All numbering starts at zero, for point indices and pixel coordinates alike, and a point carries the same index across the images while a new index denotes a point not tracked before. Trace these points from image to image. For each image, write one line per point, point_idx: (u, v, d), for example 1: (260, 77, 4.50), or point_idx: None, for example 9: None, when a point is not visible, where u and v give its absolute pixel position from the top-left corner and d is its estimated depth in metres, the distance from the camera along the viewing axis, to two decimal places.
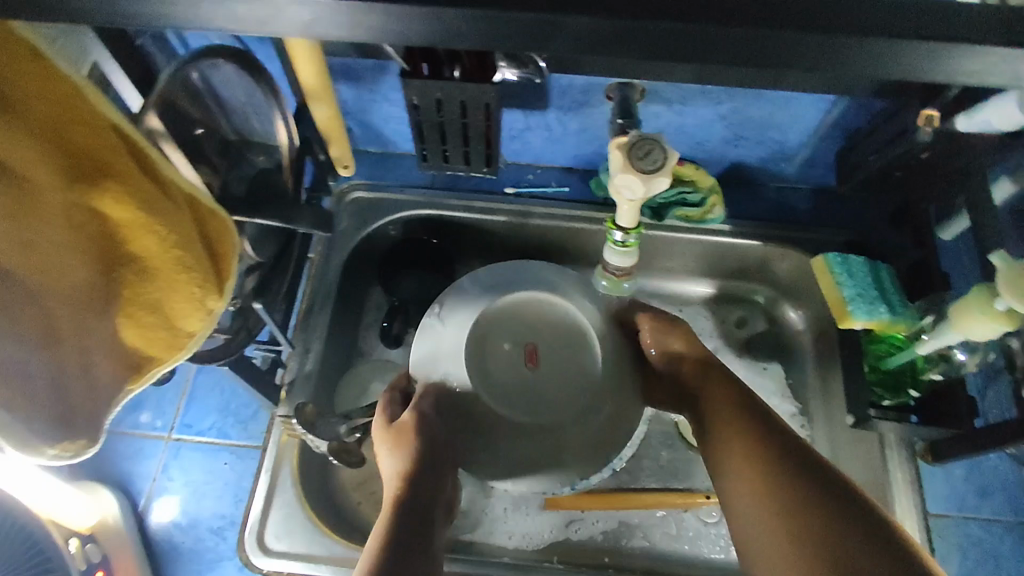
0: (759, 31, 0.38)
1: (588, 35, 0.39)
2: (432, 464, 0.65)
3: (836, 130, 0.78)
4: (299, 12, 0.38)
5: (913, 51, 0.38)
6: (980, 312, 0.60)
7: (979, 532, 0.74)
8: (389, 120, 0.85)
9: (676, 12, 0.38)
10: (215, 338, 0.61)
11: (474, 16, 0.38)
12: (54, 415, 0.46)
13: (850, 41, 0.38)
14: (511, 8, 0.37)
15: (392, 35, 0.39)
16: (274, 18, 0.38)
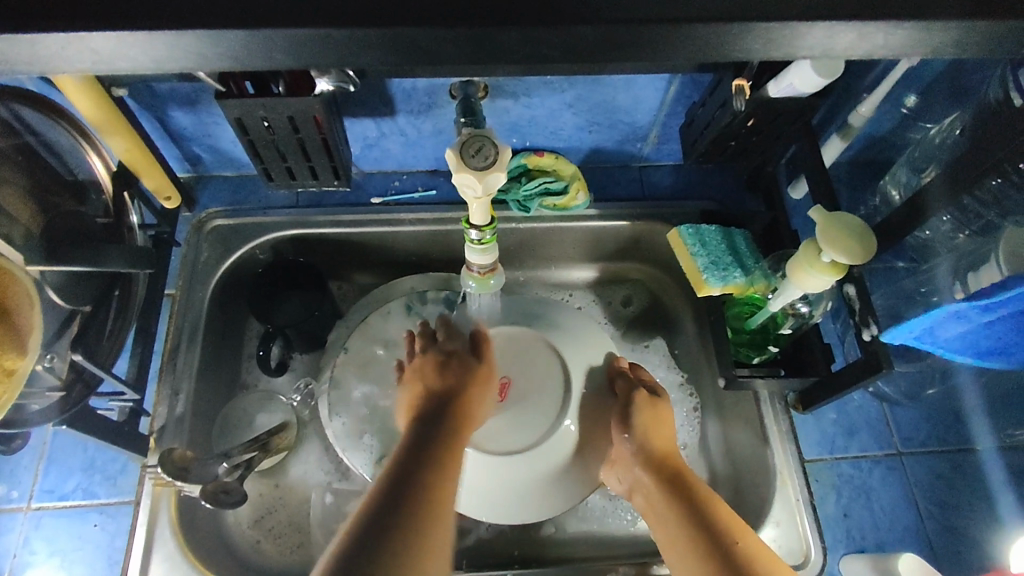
0: (507, 27, 0.38)
1: (342, 43, 0.38)
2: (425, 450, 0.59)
3: (677, 106, 0.81)
4: (23, 48, 0.36)
5: (659, 32, 0.39)
6: (809, 266, 0.64)
7: (851, 470, 0.78)
8: (236, 142, 0.81)
9: (427, 16, 0.38)
10: (47, 398, 0.57)
11: (215, 35, 0.37)
12: None
13: (595, 26, 0.39)
14: (252, 26, 0.37)
15: (138, 62, 0.38)
16: (2, 53, 0.36)
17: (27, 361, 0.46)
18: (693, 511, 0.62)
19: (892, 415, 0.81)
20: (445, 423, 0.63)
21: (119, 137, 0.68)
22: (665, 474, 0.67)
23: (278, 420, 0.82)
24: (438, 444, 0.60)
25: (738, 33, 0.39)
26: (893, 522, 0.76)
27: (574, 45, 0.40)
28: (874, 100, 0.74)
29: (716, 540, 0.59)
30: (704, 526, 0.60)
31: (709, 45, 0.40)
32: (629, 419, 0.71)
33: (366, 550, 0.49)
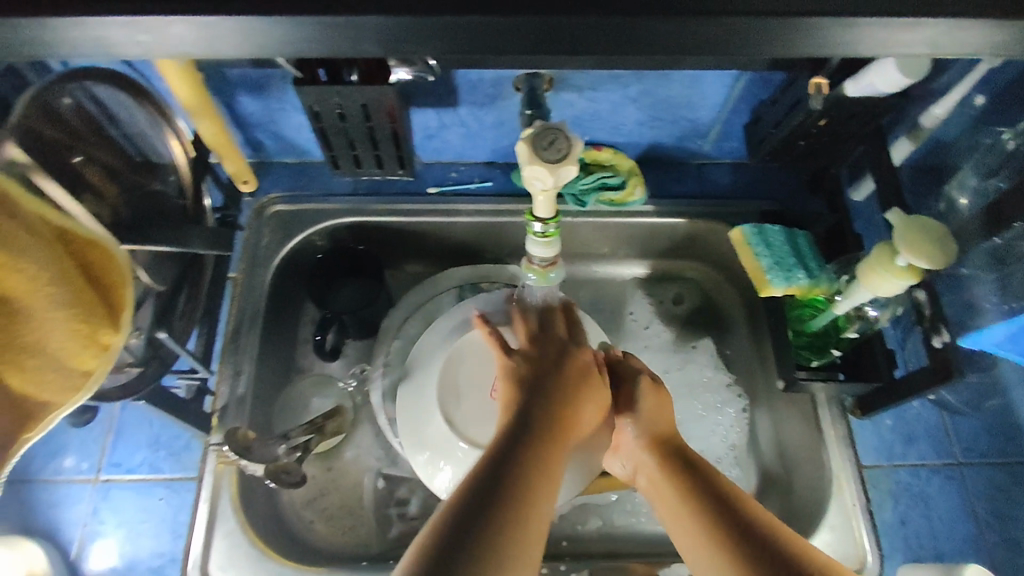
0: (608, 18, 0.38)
1: (446, 31, 0.38)
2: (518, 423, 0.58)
3: (743, 103, 0.80)
4: (136, 31, 0.36)
5: (759, 27, 0.39)
6: (882, 268, 0.63)
7: (909, 478, 0.77)
8: (300, 129, 0.82)
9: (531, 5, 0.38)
10: (127, 372, 0.59)
11: (323, 20, 0.37)
12: None
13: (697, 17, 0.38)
14: (359, 11, 0.37)
15: (245, 47, 0.38)
16: (121, 34, 0.36)
17: (122, 337, 0.48)
18: (706, 485, 0.58)
19: (954, 425, 0.79)
20: (550, 403, 0.61)
21: (207, 121, 0.69)
22: (667, 451, 0.63)
23: (331, 403, 0.86)
24: (538, 433, 0.57)
25: (844, 27, 0.39)
26: (952, 533, 0.74)
27: (679, 37, 0.40)
28: (950, 102, 0.72)
29: (728, 510, 0.55)
30: (711, 495, 0.57)
31: (813, 38, 0.40)
32: (634, 404, 0.69)
33: (465, 533, 0.46)
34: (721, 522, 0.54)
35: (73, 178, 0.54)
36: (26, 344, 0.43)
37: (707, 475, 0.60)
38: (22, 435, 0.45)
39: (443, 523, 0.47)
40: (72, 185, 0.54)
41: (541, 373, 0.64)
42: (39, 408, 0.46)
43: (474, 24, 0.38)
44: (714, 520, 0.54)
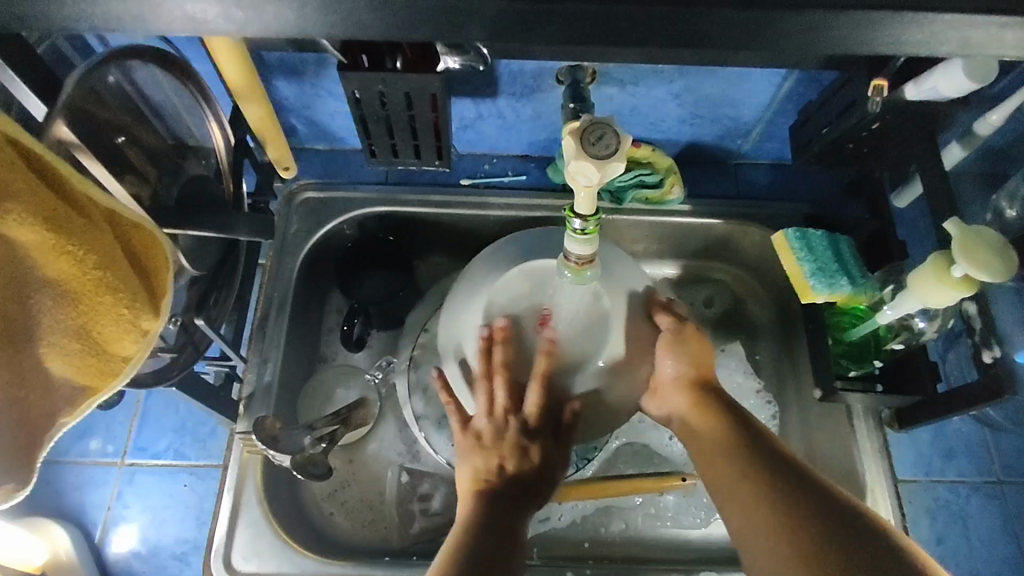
0: (687, 9, 0.36)
1: (515, 20, 0.36)
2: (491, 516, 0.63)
3: (790, 103, 0.77)
4: (190, 9, 0.35)
5: (849, 25, 0.36)
6: (937, 279, 0.61)
7: (946, 495, 0.75)
8: (334, 115, 0.80)
9: None
10: (161, 357, 0.58)
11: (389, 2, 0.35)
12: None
13: (784, 14, 0.36)
14: None
15: (305, 31, 0.36)
16: (180, 11, 0.35)
17: (159, 323, 0.46)
18: (749, 439, 0.65)
19: (994, 442, 0.77)
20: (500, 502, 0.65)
21: (255, 104, 0.70)
22: (710, 396, 0.70)
23: (355, 395, 0.83)
24: (502, 519, 0.64)
25: (954, 28, 0.36)
26: (989, 552, 0.73)
27: (769, 30, 0.37)
28: (1008, 108, 0.70)
29: (752, 441, 0.65)
30: (747, 437, 0.65)
31: (920, 40, 0.37)
32: (675, 350, 0.70)
33: None
34: (768, 470, 0.61)
35: (115, 157, 0.52)
36: (68, 327, 0.42)
37: (734, 408, 0.69)
38: (60, 418, 0.45)
39: None
40: (116, 166, 0.53)
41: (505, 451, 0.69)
42: (76, 391, 0.45)
43: (547, 11, 0.36)
44: (733, 441, 0.65)
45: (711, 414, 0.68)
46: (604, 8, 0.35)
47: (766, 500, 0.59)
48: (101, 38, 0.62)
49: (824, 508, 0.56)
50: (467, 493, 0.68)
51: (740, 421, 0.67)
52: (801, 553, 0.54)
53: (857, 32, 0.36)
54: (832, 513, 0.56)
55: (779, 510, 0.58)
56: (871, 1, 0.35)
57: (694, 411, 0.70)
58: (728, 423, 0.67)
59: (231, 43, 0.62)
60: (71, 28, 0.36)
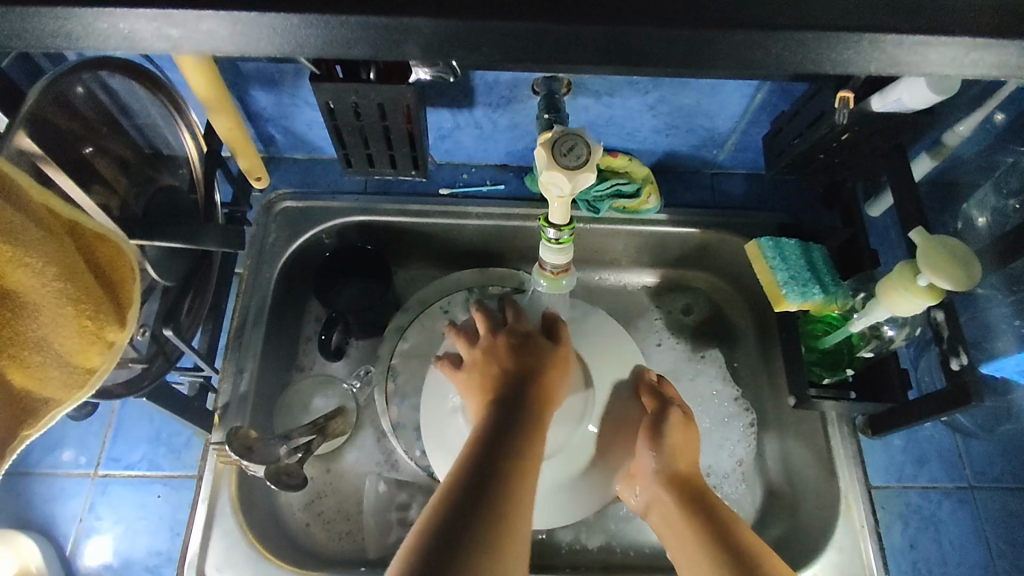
0: (630, 27, 0.36)
1: (462, 40, 0.37)
2: (510, 434, 0.59)
3: (763, 113, 0.79)
4: (133, 22, 0.35)
5: (789, 41, 0.36)
6: (903, 288, 0.62)
7: (918, 500, 0.76)
8: (312, 125, 0.81)
9: (553, 11, 0.36)
10: (131, 368, 0.58)
11: (334, 20, 0.35)
12: None
13: (723, 33, 0.36)
14: (375, 12, 0.35)
15: (254, 47, 0.36)
16: (129, 28, 0.35)
17: (126, 335, 0.46)
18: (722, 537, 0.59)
19: (965, 447, 0.78)
20: (534, 418, 0.62)
21: (224, 115, 0.69)
22: (688, 493, 0.65)
23: (334, 404, 0.82)
24: (523, 427, 0.60)
25: (893, 46, 0.36)
26: (961, 556, 0.74)
27: (713, 46, 0.37)
28: (974, 119, 0.71)
29: (726, 541, 0.59)
30: (717, 537, 0.59)
31: (864, 57, 0.37)
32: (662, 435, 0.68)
33: (454, 524, 0.50)
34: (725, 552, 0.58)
35: (82, 167, 0.52)
36: (34, 337, 0.42)
37: (710, 504, 0.63)
38: (24, 429, 0.44)
39: (440, 513, 0.50)
40: (84, 177, 0.53)
41: (525, 359, 0.67)
42: (42, 403, 0.44)
43: (490, 28, 0.36)
44: (707, 534, 0.60)
45: (693, 496, 0.64)
46: (551, 25, 0.36)
47: None
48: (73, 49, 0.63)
49: None
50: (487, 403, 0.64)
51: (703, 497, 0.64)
52: None
53: (798, 49, 0.37)
54: None
55: None
56: (809, 21, 0.36)
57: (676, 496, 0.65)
58: (700, 506, 0.63)
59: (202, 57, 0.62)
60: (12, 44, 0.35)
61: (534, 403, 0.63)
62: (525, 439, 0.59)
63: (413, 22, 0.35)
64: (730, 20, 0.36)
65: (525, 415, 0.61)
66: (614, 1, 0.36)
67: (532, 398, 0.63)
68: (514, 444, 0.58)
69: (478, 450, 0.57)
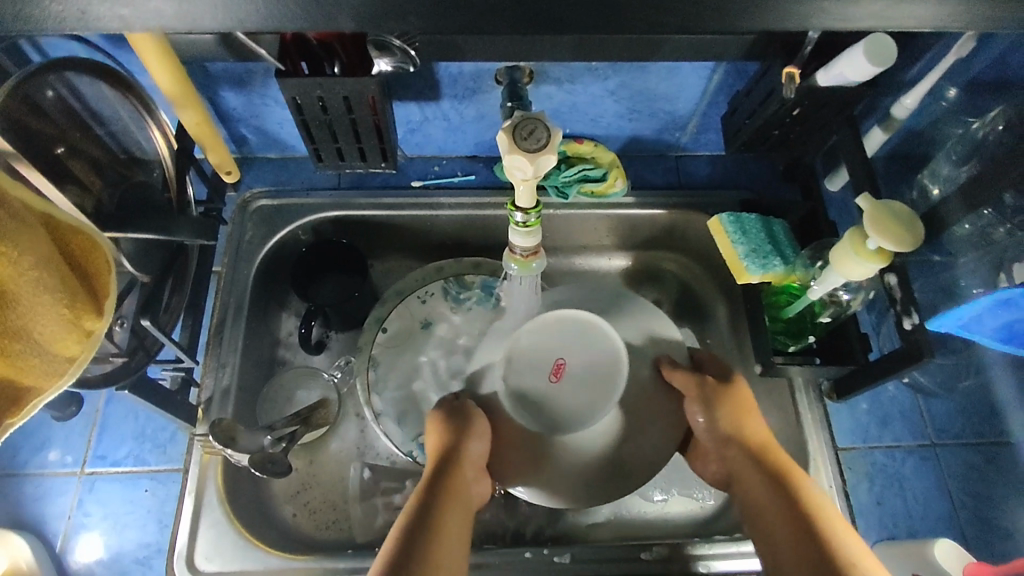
0: None
1: None
2: (437, 512, 0.64)
3: (719, 94, 0.81)
4: None
5: None
6: (853, 253, 0.65)
7: (883, 459, 0.79)
8: (282, 124, 0.82)
9: None
10: (111, 361, 0.59)
11: None
12: None
13: None
14: None
15: None
16: None
17: (104, 324, 0.49)
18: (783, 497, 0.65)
19: (926, 407, 0.81)
20: (450, 500, 0.66)
21: (190, 110, 0.71)
22: (768, 470, 0.69)
23: (317, 396, 0.84)
24: (448, 502, 0.65)
25: None
26: (925, 510, 0.77)
27: None
28: (920, 91, 0.74)
29: (781, 480, 0.67)
30: (790, 498, 0.65)
31: None
32: (712, 408, 0.73)
33: None
34: (776, 492, 0.66)
35: (56, 168, 0.54)
36: (14, 328, 0.43)
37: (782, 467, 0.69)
38: (8, 418, 0.45)
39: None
40: (58, 176, 0.54)
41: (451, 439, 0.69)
42: (19, 395, 0.46)
43: None
44: (776, 480, 0.68)
45: (770, 472, 0.68)
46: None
47: (779, 514, 0.64)
48: (34, 46, 0.63)
49: (816, 533, 0.61)
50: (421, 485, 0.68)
51: (782, 475, 0.68)
52: None
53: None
54: (821, 540, 0.60)
55: (784, 517, 0.64)
56: None
57: (760, 475, 0.69)
58: (772, 475, 0.68)
59: (157, 47, 0.63)
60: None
61: (455, 485, 0.67)
62: (447, 510, 0.64)
63: None
64: None
65: (449, 498, 0.66)
66: None
67: (454, 483, 0.67)
68: (433, 530, 0.62)
69: (410, 527, 0.61)
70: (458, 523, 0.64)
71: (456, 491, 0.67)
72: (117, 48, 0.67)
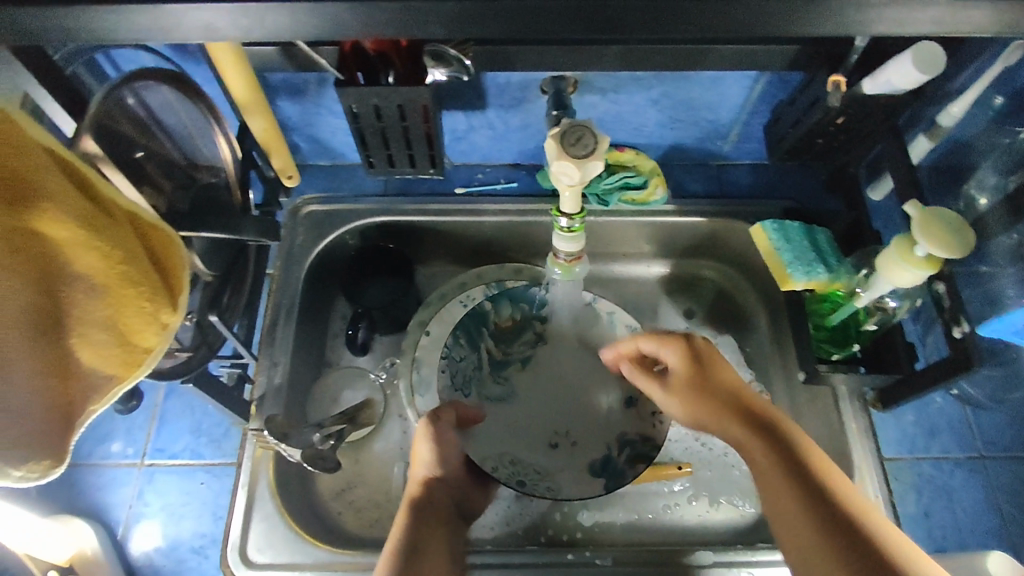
0: None
1: None
2: (420, 535, 0.70)
3: (762, 103, 0.82)
4: None
5: None
6: (900, 258, 0.65)
7: (931, 471, 0.78)
8: (335, 133, 0.86)
9: None
10: (176, 356, 0.62)
11: None
12: (31, 437, 0.45)
13: None
14: None
15: None
16: None
17: (179, 318, 0.51)
18: (787, 465, 0.66)
19: (975, 419, 0.80)
20: (430, 529, 0.71)
21: (260, 117, 0.75)
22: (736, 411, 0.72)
23: (363, 397, 0.86)
24: (426, 536, 0.70)
25: None
26: (975, 524, 0.75)
27: None
28: (968, 99, 0.74)
29: (754, 416, 0.71)
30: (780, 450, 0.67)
31: None
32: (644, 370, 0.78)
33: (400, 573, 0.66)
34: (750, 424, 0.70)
35: (134, 170, 0.58)
36: (98, 317, 0.47)
37: (753, 407, 0.72)
38: (90, 404, 0.49)
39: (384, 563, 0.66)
40: (135, 177, 0.58)
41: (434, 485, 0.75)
42: (102, 383, 0.49)
43: None
44: (742, 414, 0.71)
45: (738, 406, 0.72)
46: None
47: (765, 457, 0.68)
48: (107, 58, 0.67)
49: (819, 489, 0.63)
50: (406, 505, 0.74)
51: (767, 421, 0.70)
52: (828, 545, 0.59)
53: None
54: (810, 487, 0.63)
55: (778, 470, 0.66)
56: None
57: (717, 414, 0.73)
58: (755, 411, 0.71)
59: (234, 53, 0.67)
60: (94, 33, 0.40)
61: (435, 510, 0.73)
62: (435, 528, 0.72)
63: None
64: None
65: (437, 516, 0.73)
66: None
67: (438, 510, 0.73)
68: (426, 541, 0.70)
69: (399, 558, 0.67)
70: (442, 540, 0.71)
71: (438, 520, 0.73)
72: (185, 61, 0.71)
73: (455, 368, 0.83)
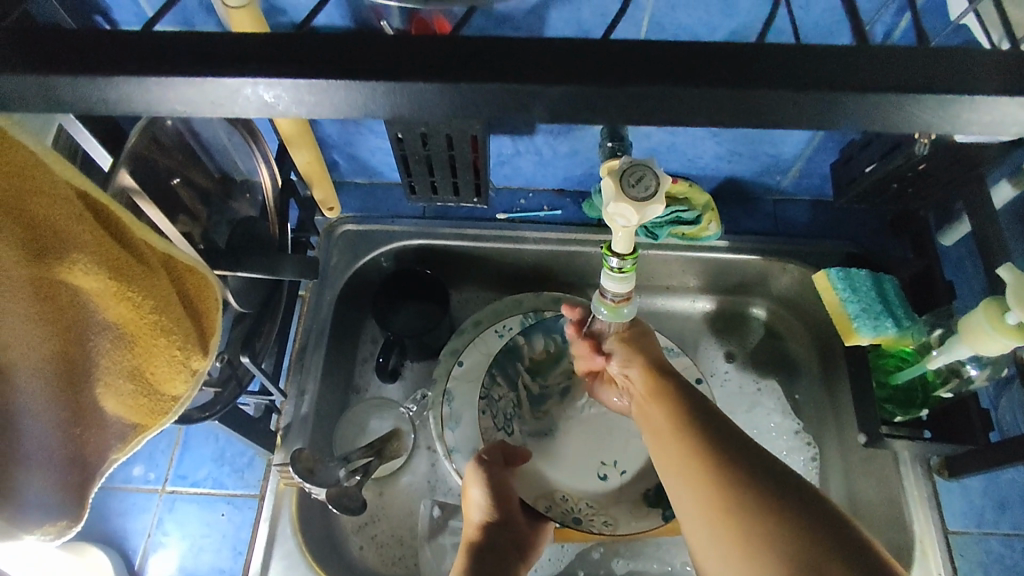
0: (731, 90, 0.35)
1: (555, 105, 0.36)
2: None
3: (831, 140, 0.77)
4: (258, 92, 0.36)
5: (898, 106, 0.35)
6: (990, 326, 0.59)
7: (999, 548, 0.73)
8: (375, 152, 0.82)
9: (649, 71, 0.35)
10: (205, 392, 0.59)
11: (437, 89, 0.35)
12: (56, 490, 0.45)
13: (834, 97, 0.35)
14: (472, 79, 0.35)
15: (354, 112, 0.37)
16: (265, 97, 0.36)
17: (208, 363, 0.48)
18: (698, 426, 0.60)
19: None
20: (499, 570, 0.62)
21: (305, 151, 0.72)
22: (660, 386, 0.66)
23: (389, 426, 0.83)
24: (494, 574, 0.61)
25: (1006, 106, 0.34)
26: None
27: (821, 110, 0.35)
28: None
29: (693, 401, 0.63)
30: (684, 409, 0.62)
31: (971, 120, 0.35)
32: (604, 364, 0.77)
33: None
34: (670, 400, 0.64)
35: (169, 199, 0.55)
36: (125, 366, 0.45)
37: (675, 381, 0.67)
38: (113, 453, 0.48)
39: None
40: (171, 207, 0.55)
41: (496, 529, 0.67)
42: (127, 429, 0.48)
43: (587, 94, 0.35)
44: (676, 402, 0.63)
45: (661, 388, 0.66)
46: (672, 89, 0.35)
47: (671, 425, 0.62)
48: None
49: (739, 447, 0.57)
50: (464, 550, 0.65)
51: (686, 389, 0.65)
52: (732, 510, 0.52)
53: (923, 112, 0.35)
54: (739, 461, 0.55)
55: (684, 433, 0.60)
56: (920, 83, 0.34)
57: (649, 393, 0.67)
58: (675, 389, 0.65)
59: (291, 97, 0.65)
60: (138, 109, 0.36)
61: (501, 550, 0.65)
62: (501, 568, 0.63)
63: (538, 89, 0.35)
64: (838, 81, 0.34)
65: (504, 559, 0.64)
66: (723, 57, 0.35)
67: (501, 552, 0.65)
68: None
69: None
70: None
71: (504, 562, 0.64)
72: None
73: (497, 408, 0.82)
